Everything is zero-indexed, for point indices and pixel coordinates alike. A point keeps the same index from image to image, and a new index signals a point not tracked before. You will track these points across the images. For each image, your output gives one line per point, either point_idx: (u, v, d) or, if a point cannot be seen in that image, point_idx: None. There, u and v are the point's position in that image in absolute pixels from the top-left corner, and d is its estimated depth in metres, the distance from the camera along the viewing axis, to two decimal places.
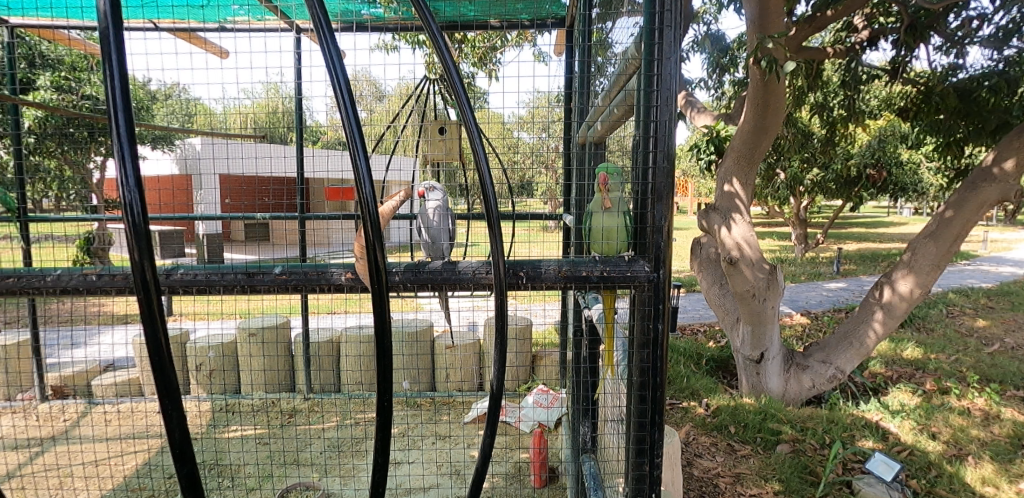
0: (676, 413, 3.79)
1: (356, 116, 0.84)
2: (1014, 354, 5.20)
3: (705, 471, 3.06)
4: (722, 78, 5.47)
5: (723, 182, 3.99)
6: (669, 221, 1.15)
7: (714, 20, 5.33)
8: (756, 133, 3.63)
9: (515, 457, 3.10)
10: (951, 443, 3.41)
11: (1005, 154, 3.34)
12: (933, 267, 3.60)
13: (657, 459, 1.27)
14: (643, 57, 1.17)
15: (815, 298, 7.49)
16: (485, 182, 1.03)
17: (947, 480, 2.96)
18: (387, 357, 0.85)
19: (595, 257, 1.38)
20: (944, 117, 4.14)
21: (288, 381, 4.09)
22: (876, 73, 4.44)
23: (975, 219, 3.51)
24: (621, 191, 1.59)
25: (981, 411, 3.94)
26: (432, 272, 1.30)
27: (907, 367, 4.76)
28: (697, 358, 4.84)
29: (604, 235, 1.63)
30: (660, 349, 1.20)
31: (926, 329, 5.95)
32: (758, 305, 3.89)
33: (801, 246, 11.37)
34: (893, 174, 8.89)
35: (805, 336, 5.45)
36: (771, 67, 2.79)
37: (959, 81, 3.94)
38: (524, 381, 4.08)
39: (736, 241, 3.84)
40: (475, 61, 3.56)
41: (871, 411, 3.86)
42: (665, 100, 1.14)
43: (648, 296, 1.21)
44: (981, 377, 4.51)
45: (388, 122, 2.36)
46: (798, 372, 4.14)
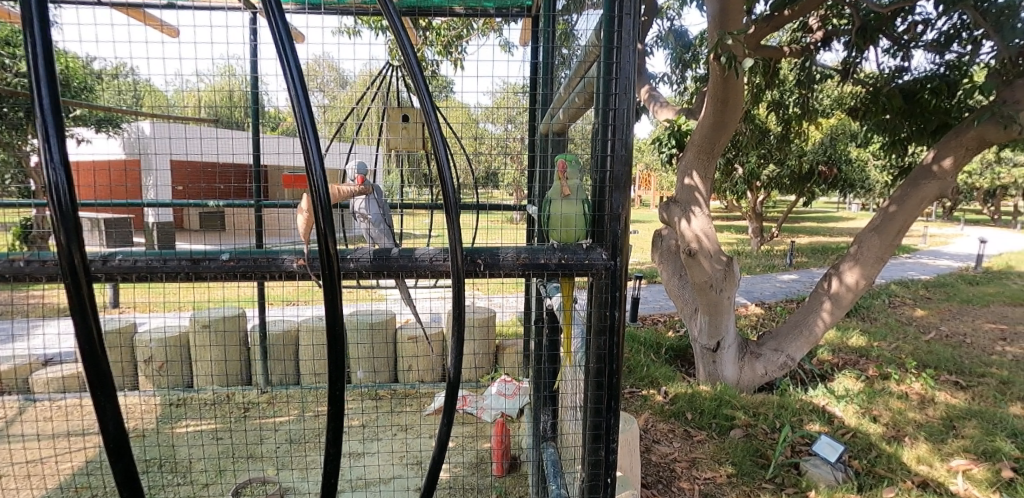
0: (635, 401, 3.88)
1: (307, 100, 0.81)
2: (948, 341, 5.53)
3: (662, 456, 3.14)
4: (685, 74, 5.62)
5: (683, 175, 4.06)
6: (627, 210, 1.15)
7: (678, 15, 5.45)
8: (716, 128, 3.73)
9: (478, 446, 3.12)
10: (891, 425, 3.60)
11: (944, 153, 3.53)
12: (877, 259, 3.80)
13: (612, 444, 1.28)
14: (602, 45, 1.16)
15: (769, 288, 7.78)
16: (443, 171, 1.02)
17: (886, 459, 3.13)
18: (340, 345, 0.83)
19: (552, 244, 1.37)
20: (890, 117, 4.35)
21: (244, 373, 3.97)
22: (829, 73, 4.65)
23: (917, 214, 3.72)
24: (579, 179, 1.59)
25: (918, 395, 4.16)
26: (388, 257, 1.28)
27: (852, 354, 5.01)
28: (657, 347, 4.97)
29: (562, 222, 1.61)
30: (616, 336, 1.20)
31: (869, 318, 6.28)
32: (715, 295, 4.02)
33: (757, 239, 11.76)
34: (843, 171, 9.28)
35: (759, 324, 5.67)
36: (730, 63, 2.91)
37: (905, 82, 4.20)
38: (486, 370, 4.09)
39: (695, 233, 3.92)
40: (440, 50, 3.52)
41: (819, 396, 4.04)
42: (624, 88, 1.14)
43: (604, 283, 1.21)
44: (917, 363, 4.78)
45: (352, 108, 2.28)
46: (752, 360, 4.27)
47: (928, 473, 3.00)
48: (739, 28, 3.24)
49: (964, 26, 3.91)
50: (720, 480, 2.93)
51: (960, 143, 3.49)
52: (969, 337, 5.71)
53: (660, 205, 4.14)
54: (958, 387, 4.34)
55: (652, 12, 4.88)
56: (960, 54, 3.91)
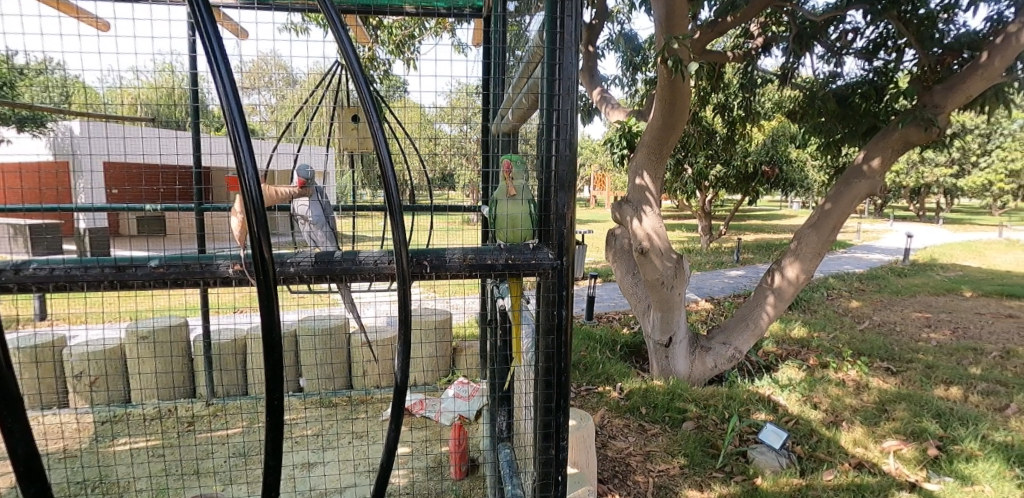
0: (591, 398, 3.94)
1: (237, 100, 0.79)
2: (880, 330, 5.90)
3: (618, 451, 3.21)
4: (635, 76, 5.76)
5: (634, 175, 4.15)
6: (572, 209, 1.17)
7: (627, 20, 5.59)
8: (665, 129, 3.84)
9: (435, 450, 3.09)
10: (830, 411, 3.80)
11: (873, 153, 3.76)
12: (815, 254, 4.01)
13: (563, 443, 1.29)
14: (545, 46, 1.17)
15: (718, 284, 8.08)
16: (387, 172, 1.00)
17: (825, 443, 3.31)
18: (278, 352, 0.80)
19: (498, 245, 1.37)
20: (825, 120, 4.60)
21: (188, 385, 3.78)
22: (769, 78, 4.88)
23: (850, 211, 3.94)
24: (524, 179, 1.60)
25: (854, 381, 4.41)
26: (330, 260, 1.24)
27: (794, 345, 5.27)
28: (612, 345, 5.06)
29: (509, 222, 1.61)
30: (564, 335, 1.21)
31: (809, 310, 6.61)
32: (666, 292, 4.13)
33: (707, 237, 12.21)
34: (784, 170, 9.76)
35: (709, 319, 5.87)
36: (677, 67, 3.02)
37: (838, 87, 4.46)
38: (444, 374, 4.05)
39: (646, 231, 4.02)
40: (392, 49, 3.47)
41: (764, 387, 4.22)
42: (567, 89, 1.15)
43: (551, 282, 1.22)
44: (853, 351, 5.07)
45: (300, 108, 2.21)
46: (702, 354, 4.41)
47: (863, 454, 3.19)
48: (684, 32, 3.35)
49: (889, 35, 4.21)
50: (673, 472, 3.02)
51: (887, 145, 3.73)
52: (898, 325, 6.11)
53: (612, 204, 4.21)
54: (889, 373, 4.63)
55: (603, 16, 4.97)
56: (886, 61, 4.24)
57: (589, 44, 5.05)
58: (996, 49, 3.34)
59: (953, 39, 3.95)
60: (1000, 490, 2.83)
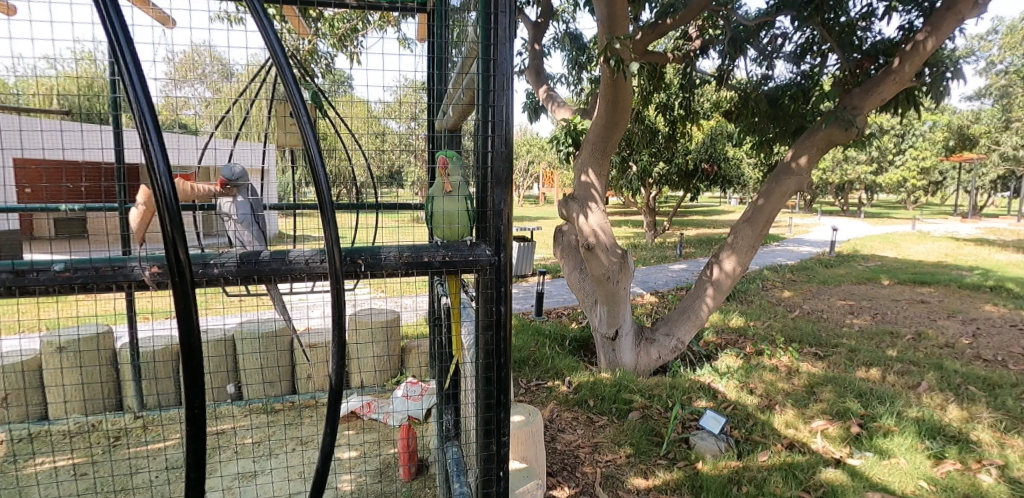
0: (541, 393, 3.99)
1: (148, 99, 0.78)
2: (809, 317, 6.29)
3: (567, 444, 3.26)
4: (580, 75, 5.86)
5: (580, 173, 4.22)
6: (509, 205, 1.17)
7: (572, 19, 5.67)
8: (608, 128, 3.93)
9: (384, 452, 3.03)
10: (764, 396, 4.02)
11: (800, 152, 3.99)
12: (750, 247, 4.23)
13: (503, 438, 1.31)
14: (479, 41, 1.17)
15: (662, 278, 8.36)
16: (317, 169, 0.98)
17: (760, 426, 3.49)
18: (196, 356, 0.78)
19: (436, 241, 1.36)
20: (759, 120, 4.85)
21: (114, 397, 3.53)
22: (707, 79, 5.08)
23: (781, 206, 4.17)
24: (461, 175, 1.59)
25: (786, 366, 4.68)
26: (258, 260, 1.19)
27: (732, 334, 5.53)
28: (561, 340, 5.14)
29: (445, 219, 1.61)
30: (503, 330, 1.23)
31: (746, 301, 6.96)
32: (612, 287, 4.23)
33: (652, 232, 12.60)
34: (722, 168, 10.21)
35: (654, 312, 6.06)
36: (618, 66, 3.10)
37: (770, 89, 4.71)
38: (392, 375, 3.98)
39: (592, 228, 4.08)
40: (333, 43, 3.37)
41: (705, 375, 4.41)
42: (502, 85, 1.15)
43: (490, 279, 1.22)
44: (786, 338, 5.38)
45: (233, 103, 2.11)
46: (647, 345, 4.55)
47: (794, 435, 3.39)
48: (625, 33, 3.43)
49: (814, 40, 4.48)
50: (620, 462, 3.10)
51: (812, 144, 3.96)
52: (826, 313, 6.53)
53: (559, 201, 4.25)
54: (818, 357, 4.94)
55: (549, 14, 5.02)
56: (812, 65, 4.52)
57: (535, 43, 5.09)
58: (907, 56, 3.64)
59: (870, 46, 4.27)
60: (912, 461, 3.08)
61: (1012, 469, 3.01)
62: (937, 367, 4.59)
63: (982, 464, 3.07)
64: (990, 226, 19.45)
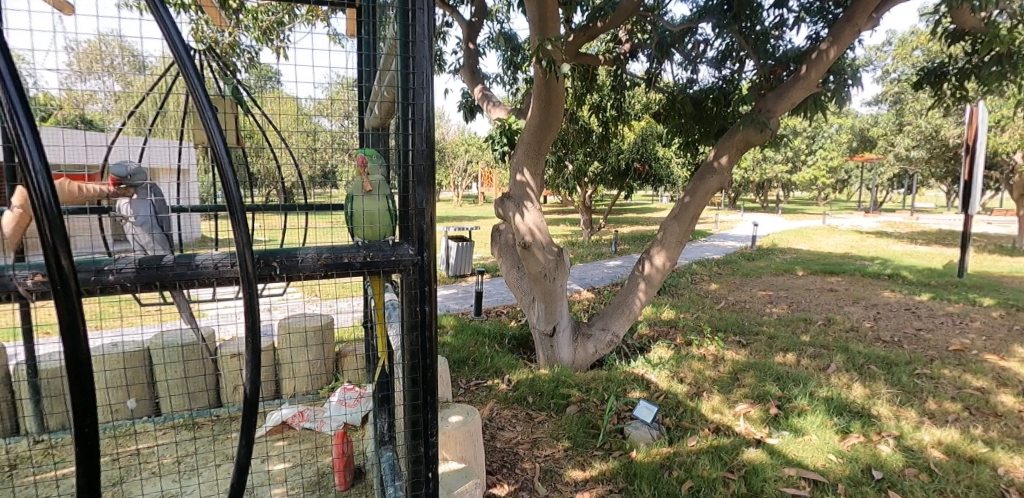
0: (481, 392, 4.00)
1: (24, 106, 0.78)
2: (733, 308, 6.68)
3: (506, 442, 3.30)
4: (516, 75, 5.91)
5: (515, 172, 4.25)
6: (430, 204, 1.19)
7: (506, 19, 5.70)
8: (542, 128, 3.99)
9: (318, 462, 2.93)
10: (693, 384, 4.23)
11: (722, 152, 4.22)
12: (678, 242, 4.43)
13: (431, 439, 1.32)
14: (398, 37, 1.17)
15: (599, 274, 8.60)
16: (224, 169, 0.95)
17: (689, 413, 3.67)
18: (81, 360, 0.81)
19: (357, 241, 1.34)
20: (685, 121, 5.10)
21: (9, 422, 3.19)
22: (636, 81, 5.27)
23: (705, 203, 4.39)
24: (381, 174, 1.58)
25: (713, 355, 4.94)
26: (162, 265, 1.14)
27: (664, 326, 5.78)
28: (501, 338, 5.17)
29: (365, 219, 1.58)
30: (428, 330, 1.23)
31: (676, 294, 7.30)
32: (548, 284, 4.30)
33: (588, 230, 12.94)
34: (653, 167, 10.64)
35: (590, 308, 6.23)
36: (550, 67, 3.16)
37: (695, 92, 4.97)
38: (326, 382, 3.85)
39: (528, 227, 4.13)
40: (255, 36, 3.21)
41: (639, 367, 4.57)
42: (421, 84, 1.15)
43: (413, 279, 1.22)
44: (712, 328, 5.69)
45: (146, 99, 1.95)
46: (583, 340, 4.65)
47: (720, 419, 3.59)
48: (556, 35, 3.49)
49: (731, 48, 4.75)
50: (558, 455, 3.16)
51: (732, 144, 4.20)
52: (747, 303, 6.96)
53: (495, 201, 4.26)
54: (741, 345, 5.26)
55: (483, 14, 5.02)
56: (732, 70, 4.80)
57: (469, 42, 5.07)
58: (813, 63, 3.93)
59: (782, 54, 4.59)
60: (823, 437, 3.34)
61: (906, 439, 3.33)
62: (843, 349, 5.00)
63: (881, 435, 3.38)
64: (887, 220, 21.46)
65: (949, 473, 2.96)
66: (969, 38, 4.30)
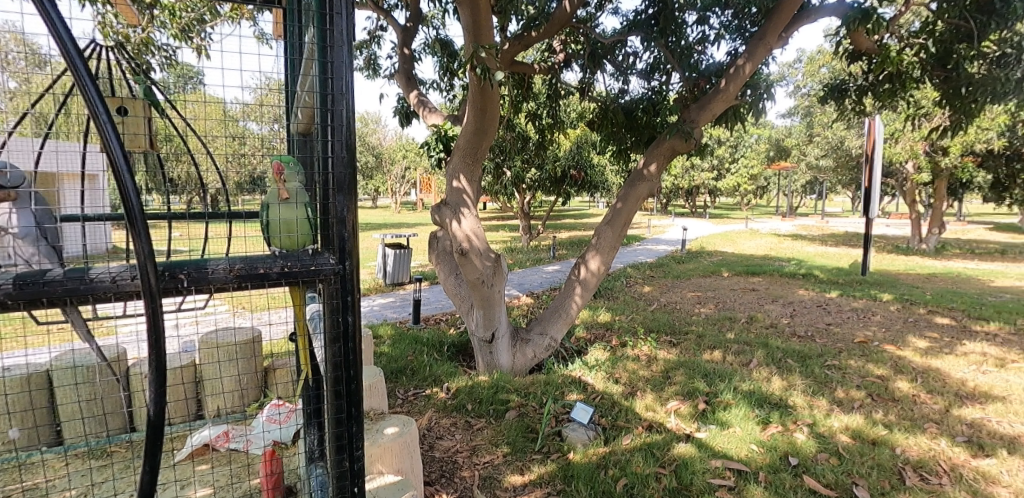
0: (419, 402, 3.94)
1: None
2: (665, 309, 6.97)
3: (445, 451, 3.26)
4: (452, 82, 5.92)
5: (451, 178, 4.25)
6: (352, 211, 1.20)
7: (442, 26, 5.70)
8: (477, 134, 4.01)
9: (244, 484, 2.76)
10: (628, 384, 4.37)
11: (651, 160, 4.41)
12: (611, 247, 4.57)
13: (356, 452, 1.34)
14: (316, 43, 1.22)
15: (537, 279, 8.71)
16: (125, 184, 0.95)
17: (624, 412, 3.78)
18: None
19: (277, 253, 1.34)
20: (618, 130, 5.29)
21: None
22: (570, 91, 5.42)
23: (636, 209, 4.57)
24: (298, 181, 1.55)
25: (646, 355, 5.13)
26: (50, 280, 1.06)
27: (600, 329, 5.94)
28: (440, 346, 5.11)
29: (284, 227, 1.56)
30: (351, 341, 1.23)
31: (612, 298, 7.52)
32: (487, 290, 4.30)
33: (527, 236, 13.09)
34: (588, 174, 10.94)
35: (529, 313, 6.30)
36: (484, 75, 3.18)
37: (625, 102, 5.18)
38: (255, 400, 3.65)
39: (465, 233, 4.13)
40: (170, 32, 3.02)
41: (576, 370, 4.67)
42: (342, 89, 1.21)
43: (335, 289, 1.22)
44: (645, 329, 5.90)
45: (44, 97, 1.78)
46: (522, 345, 4.69)
47: (653, 417, 3.72)
48: (490, 43, 3.53)
49: (658, 62, 5.00)
50: (497, 461, 3.16)
51: (659, 153, 4.39)
52: (678, 304, 7.30)
53: (431, 207, 4.24)
54: (672, 344, 5.49)
55: (418, 19, 4.99)
56: (659, 82, 5.04)
57: (404, 47, 5.02)
58: (731, 78, 4.18)
59: (705, 68, 4.87)
60: (746, 429, 3.54)
61: (818, 426, 3.60)
62: (764, 345, 5.34)
63: (797, 424, 3.63)
64: (801, 224, 23.21)
65: (855, 456, 3.22)
66: (865, 58, 4.74)
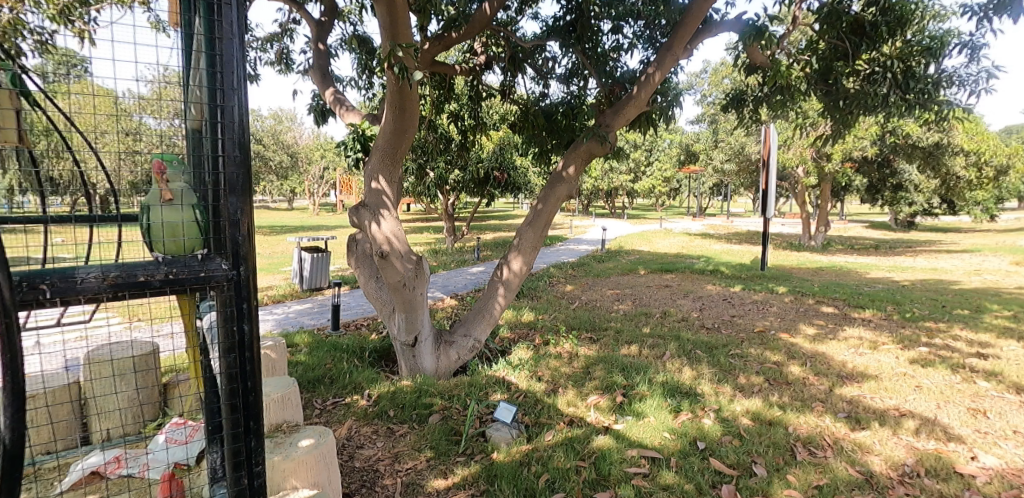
0: (338, 411, 3.80)
1: None
2: (585, 307, 7.20)
3: (365, 460, 3.17)
4: (371, 80, 5.77)
5: (370, 179, 4.13)
6: (245, 213, 1.24)
7: (359, 22, 5.53)
8: (396, 134, 3.93)
9: None
10: (550, 381, 4.47)
11: (570, 162, 4.53)
12: (533, 247, 4.65)
13: (255, 467, 1.34)
14: (203, 35, 1.22)
15: (462, 281, 8.69)
16: None
17: (546, 409, 3.86)
18: None
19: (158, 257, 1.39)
20: (540, 133, 5.39)
21: None
22: (492, 93, 5.45)
23: (556, 210, 4.67)
24: (182, 183, 1.59)
25: (568, 352, 5.27)
26: None
27: (523, 328, 6.03)
28: (361, 352, 4.95)
29: (167, 230, 1.57)
30: (248, 351, 1.26)
31: (535, 297, 7.66)
32: (408, 293, 4.22)
33: (452, 238, 13.01)
34: (511, 176, 11.07)
35: (453, 314, 6.27)
36: (402, 73, 3.11)
37: (546, 106, 5.31)
38: (152, 419, 3.34)
39: (385, 235, 4.03)
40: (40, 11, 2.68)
41: (500, 370, 4.71)
42: (231, 84, 1.21)
43: (229, 296, 1.24)
44: (567, 327, 6.07)
45: None
46: (446, 347, 4.65)
47: (574, 412, 3.84)
48: (408, 41, 3.48)
49: (576, 67, 5.15)
50: (420, 467, 3.12)
51: (577, 156, 4.53)
52: (598, 302, 7.57)
53: (349, 209, 4.10)
54: (592, 341, 5.69)
55: (334, 13, 4.81)
56: (578, 87, 5.21)
57: (319, 42, 4.82)
58: (643, 85, 4.38)
59: (619, 74, 5.08)
60: (659, 418, 3.74)
61: (723, 411, 3.88)
62: (675, 338, 5.67)
63: (705, 411, 3.89)
64: (709, 224, 24.87)
65: (754, 436, 3.50)
66: (759, 72, 5.18)
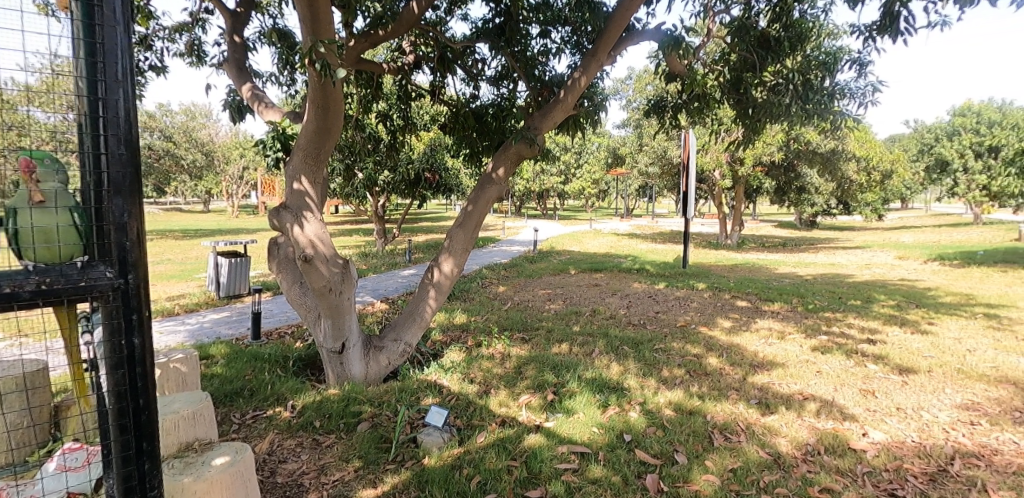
0: (259, 425, 3.59)
1: None
2: (518, 307, 7.27)
3: (289, 475, 3.02)
4: (293, 76, 5.52)
5: (291, 180, 3.94)
6: (131, 213, 1.23)
7: (279, 14, 5.27)
8: (320, 133, 3.77)
9: None
10: (482, 383, 4.47)
11: (499, 164, 4.56)
12: (463, 249, 4.63)
13: (149, 493, 1.33)
14: (74, 24, 1.20)
15: (393, 285, 8.49)
16: None
17: (478, 411, 3.86)
18: None
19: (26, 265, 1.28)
20: (471, 134, 5.40)
21: None
22: (421, 92, 5.38)
23: (486, 211, 4.67)
24: (57, 181, 1.41)
25: (500, 353, 5.29)
26: None
27: (456, 331, 5.99)
28: (284, 361, 4.71)
29: (39, 236, 1.36)
30: (138, 366, 1.25)
31: (468, 299, 7.63)
32: (335, 298, 4.05)
33: (382, 240, 12.68)
34: (442, 177, 10.96)
35: (383, 319, 6.11)
36: (324, 71, 2.99)
37: (476, 107, 5.32)
38: (42, 444, 3.01)
39: (309, 238, 3.87)
40: None
41: (432, 373, 4.64)
42: (112, 75, 1.21)
43: (115, 306, 1.22)
44: (499, 328, 6.09)
45: None
46: (375, 353, 4.52)
47: (506, 412, 3.86)
48: (330, 37, 3.35)
49: (506, 69, 5.20)
50: (348, 477, 3.02)
51: (507, 158, 4.56)
52: (530, 302, 7.65)
53: (268, 211, 3.90)
54: (524, 341, 5.74)
55: (251, 5, 4.56)
56: (507, 90, 5.26)
57: (234, 34, 4.55)
58: (569, 89, 4.49)
59: (547, 78, 5.18)
60: (589, 413, 3.84)
61: (648, 404, 4.05)
62: (604, 335, 5.85)
63: (631, 404, 4.04)
64: (636, 224, 25.90)
65: (676, 426, 3.68)
66: (677, 79, 5.46)
